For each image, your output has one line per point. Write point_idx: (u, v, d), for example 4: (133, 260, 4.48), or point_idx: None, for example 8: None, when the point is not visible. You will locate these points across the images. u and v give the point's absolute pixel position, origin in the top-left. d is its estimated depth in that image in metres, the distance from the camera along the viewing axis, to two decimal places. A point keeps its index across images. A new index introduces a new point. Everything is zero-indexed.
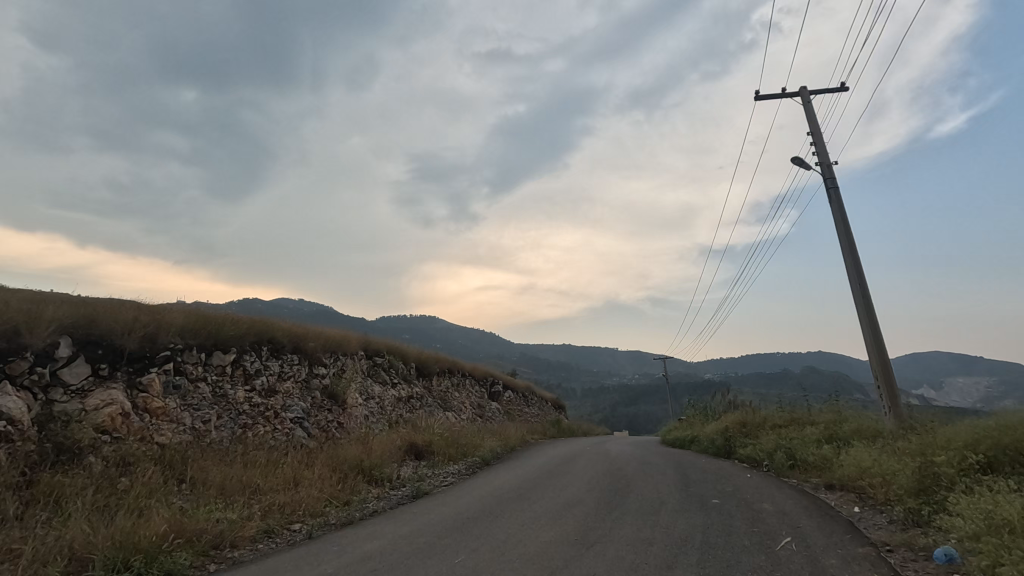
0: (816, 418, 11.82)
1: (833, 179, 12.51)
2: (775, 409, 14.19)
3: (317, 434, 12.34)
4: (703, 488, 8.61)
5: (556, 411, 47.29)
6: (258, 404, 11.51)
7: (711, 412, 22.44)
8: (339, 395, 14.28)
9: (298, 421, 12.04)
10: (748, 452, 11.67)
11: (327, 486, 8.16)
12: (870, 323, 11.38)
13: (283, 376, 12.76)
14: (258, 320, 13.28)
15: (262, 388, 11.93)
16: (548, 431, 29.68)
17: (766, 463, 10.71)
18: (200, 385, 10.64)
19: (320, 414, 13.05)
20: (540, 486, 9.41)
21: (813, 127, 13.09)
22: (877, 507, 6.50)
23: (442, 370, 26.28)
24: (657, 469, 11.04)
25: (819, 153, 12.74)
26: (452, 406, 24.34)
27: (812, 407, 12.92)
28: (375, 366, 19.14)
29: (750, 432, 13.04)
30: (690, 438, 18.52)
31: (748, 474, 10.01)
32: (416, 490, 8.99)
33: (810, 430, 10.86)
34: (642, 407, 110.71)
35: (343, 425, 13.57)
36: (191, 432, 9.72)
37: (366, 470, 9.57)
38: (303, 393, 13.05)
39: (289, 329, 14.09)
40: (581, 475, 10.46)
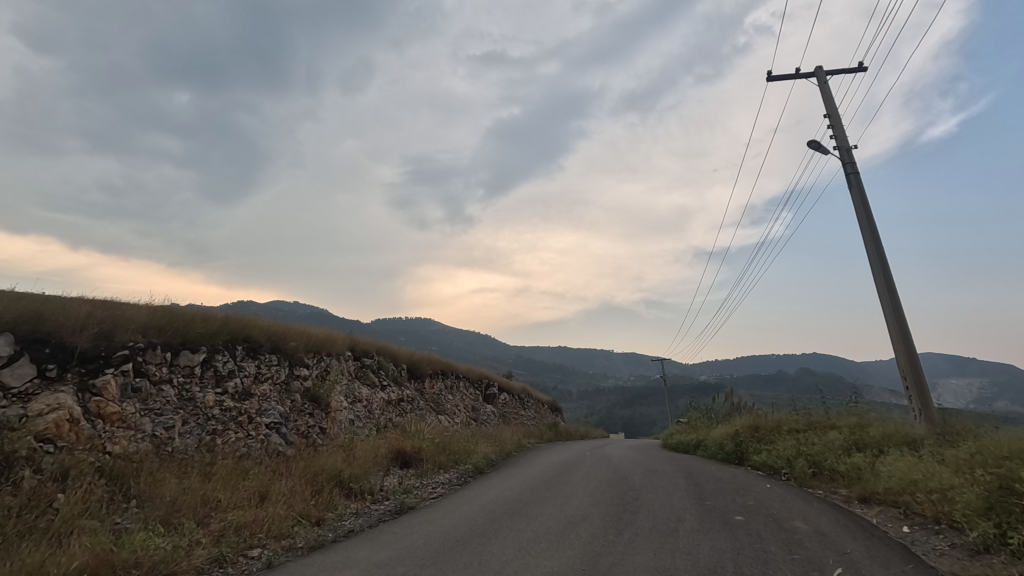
0: (837, 421, 10.95)
1: (853, 164, 11.63)
2: (789, 411, 13.30)
3: (297, 441, 11.35)
4: (723, 502, 7.68)
5: (552, 413, 46.32)
6: (231, 408, 10.54)
7: (714, 415, 21.54)
8: (321, 398, 13.29)
9: (275, 426, 11.07)
10: (765, 459, 10.79)
11: (298, 502, 7.19)
12: (897, 319, 10.49)
13: (259, 378, 11.77)
14: (232, 317, 12.31)
15: (236, 391, 10.94)
16: (546, 436, 28.70)
17: (785, 471, 9.85)
18: (164, 388, 9.65)
19: (300, 418, 12.07)
20: (538, 499, 8.45)
21: (830, 109, 12.20)
22: (931, 528, 5.62)
23: (434, 372, 25.28)
24: (665, 478, 10.10)
25: (837, 136, 11.88)
26: (445, 409, 23.37)
27: (831, 410, 12.04)
28: (363, 368, 18.16)
29: (765, 437, 12.17)
30: (695, 443, 17.60)
31: (767, 484, 9.10)
32: (399, 506, 8.02)
33: (833, 436, 9.98)
34: (639, 409, 109.90)
35: (325, 431, 12.61)
36: (151, 440, 8.73)
37: (345, 482, 8.61)
38: (282, 397, 12.08)
39: (266, 328, 13.11)
40: (583, 485, 9.52)
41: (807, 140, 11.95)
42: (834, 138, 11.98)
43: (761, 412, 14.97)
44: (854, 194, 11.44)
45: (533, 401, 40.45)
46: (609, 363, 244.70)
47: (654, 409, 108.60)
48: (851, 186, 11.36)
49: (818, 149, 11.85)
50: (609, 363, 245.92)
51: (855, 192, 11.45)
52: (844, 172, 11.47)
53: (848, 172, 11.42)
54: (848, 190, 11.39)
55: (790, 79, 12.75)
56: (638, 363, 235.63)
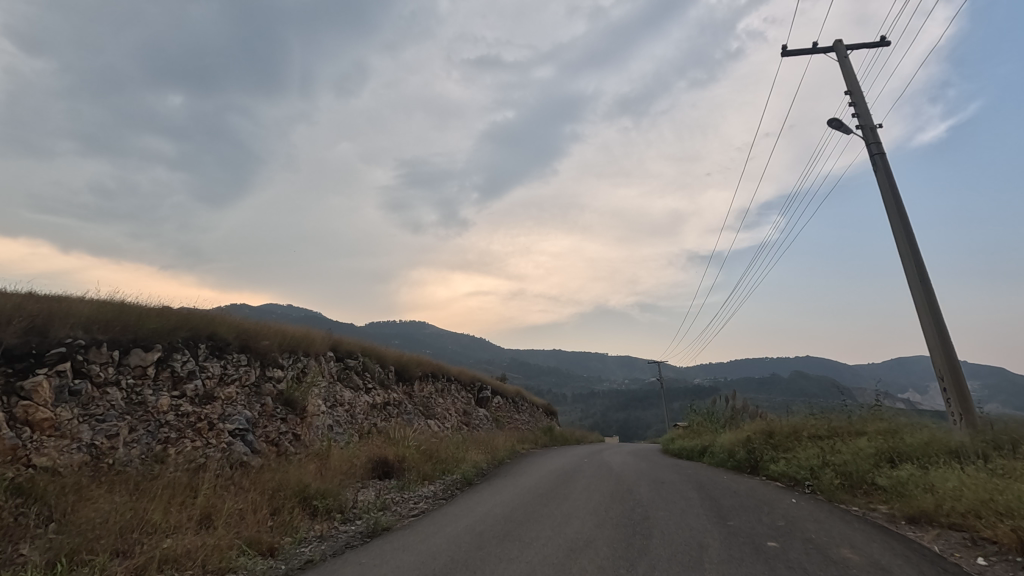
0: (863, 427, 9.91)
1: (878, 144, 10.56)
2: (806, 415, 12.25)
3: (265, 450, 10.20)
4: (748, 523, 6.61)
5: (546, 417, 45.30)
6: (189, 413, 9.39)
7: (718, 419, 20.53)
8: (296, 402, 12.15)
9: (240, 433, 9.90)
10: (785, 469, 9.75)
11: (250, 525, 6.09)
12: (932, 315, 9.45)
13: (224, 380, 10.63)
14: (195, 314, 11.15)
15: (196, 394, 9.78)
16: (541, 441, 27.62)
17: (810, 483, 8.81)
18: (110, 391, 8.52)
19: (270, 424, 10.92)
20: (533, 518, 7.35)
21: (851, 86, 11.12)
22: (1016, 561, 4.60)
23: (424, 374, 24.14)
24: (675, 492, 9.01)
25: (860, 114, 10.83)
26: (434, 414, 22.24)
27: (854, 415, 10.99)
28: (346, 370, 17.02)
29: (781, 443, 11.12)
30: (700, 449, 16.55)
31: (792, 499, 8.05)
32: (372, 527, 6.90)
33: (863, 443, 8.95)
34: (634, 412, 108.92)
35: (298, 438, 11.47)
36: (88, 451, 7.59)
37: (311, 499, 7.49)
38: (250, 400, 10.92)
39: (234, 326, 11.95)
40: (584, 501, 8.41)
41: (827, 119, 10.87)
42: (856, 116, 10.90)
43: (773, 416, 13.92)
44: (880, 177, 10.38)
45: (527, 405, 39.38)
46: (604, 366, 243.78)
47: (649, 412, 107.69)
48: (876, 167, 10.31)
49: (839, 128, 10.78)
50: (604, 366, 245.07)
51: (882, 174, 10.39)
52: (869, 153, 10.40)
53: (874, 152, 10.37)
54: (873, 172, 10.32)
55: (807, 53, 11.66)
56: (633, 366, 234.76)
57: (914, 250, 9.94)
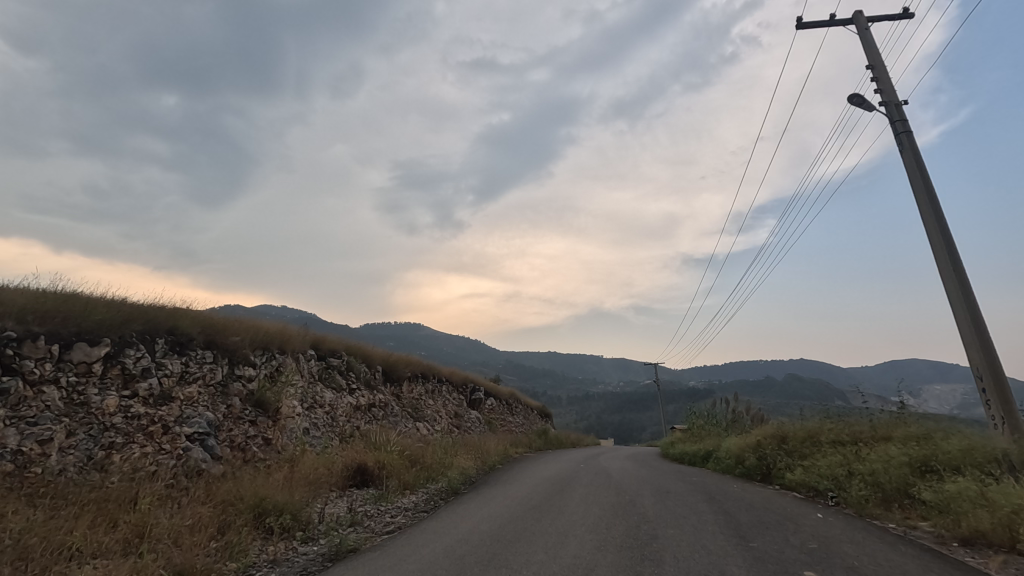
0: (889, 432, 9.00)
1: (904, 121, 9.62)
2: (821, 418, 11.34)
3: (227, 456, 9.20)
4: (773, 546, 5.67)
5: (541, 419, 44.36)
6: (139, 415, 8.38)
7: (722, 422, 19.55)
8: (267, 404, 11.13)
9: (200, 438, 8.90)
10: (804, 478, 8.83)
11: (186, 550, 5.12)
12: (969, 309, 8.52)
13: (185, 378, 9.62)
14: (154, 307, 10.16)
15: (150, 394, 8.79)
16: (535, 444, 26.66)
17: (836, 495, 7.90)
18: (45, 390, 7.52)
19: (237, 428, 9.93)
20: (524, 537, 6.38)
21: (873, 60, 10.18)
22: None
23: (413, 374, 23.14)
24: (684, 505, 8.07)
25: (884, 89, 9.90)
26: (424, 416, 21.26)
27: (876, 418, 10.09)
28: (328, 370, 16.04)
29: (796, 450, 10.21)
30: (704, 454, 15.62)
31: (817, 514, 7.12)
32: (336, 548, 5.93)
33: (894, 450, 8.01)
34: (630, 415, 107.98)
35: (269, 443, 10.47)
36: (12, 459, 6.59)
37: (267, 514, 6.48)
38: (214, 401, 9.92)
39: (198, 320, 10.96)
40: (581, 517, 7.44)
41: (847, 95, 9.92)
42: (879, 92, 9.97)
43: (784, 419, 13.00)
44: (907, 158, 9.43)
45: (522, 407, 38.38)
46: (599, 369, 242.95)
47: (645, 415, 106.88)
48: (903, 148, 9.37)
49: (861, 104, 9.84)
50: (599, 368, 244.29)
51: (909, 154, 9.45)
52: (894, 131, 9.46)
53: (899, 131, 9.44)
54: (900, 152, 9.38)
55: (824, 25, 10.73)
56: (629, 369, 234.03)
57: (946, 237, 9.00)
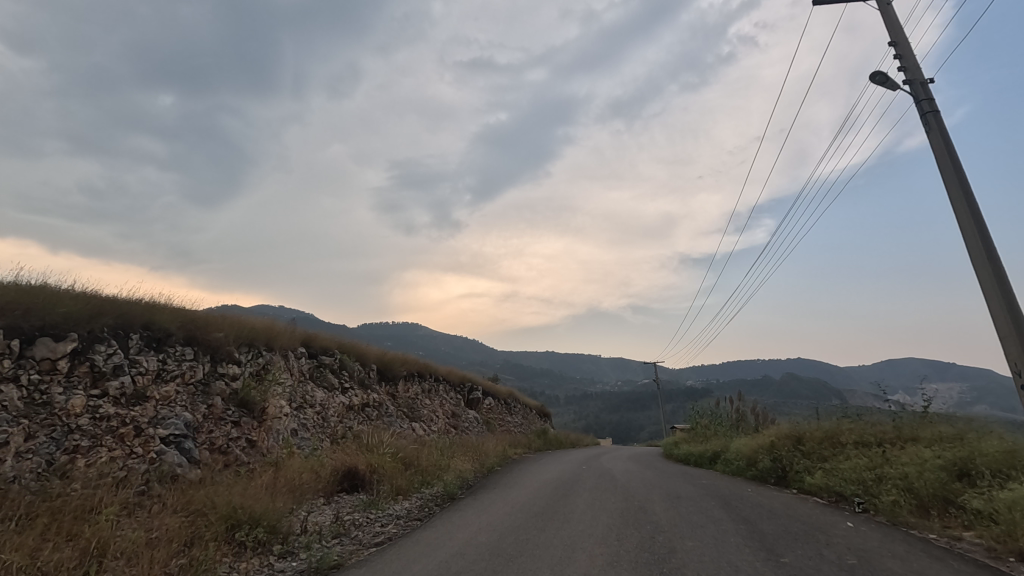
0: (918, 433, 8.40)
1: (931, 100, 9.00)
2: (840, 417, 10.73)
3: (206, 460, 8.56)
4: (808, 562, 5.03)
5: (540, 419, 43.75)
6: (109, 416, 7.73)
7: (728, 423, 18.91)
8: (252, 404, 10.49)
9: (176, 441, 8.25)
10: (828, 483, 8.23)
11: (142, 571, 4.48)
12: (1004, 300, 7.91)
13: (162, 377, 8.98)
14: (129, 301, 9.52)
15: (122, 393, 8.14)
16: (535, 445, 26.04)
17: (864, 502, 7.28)
18: (2, 389, 6.86)
19: (218, 429, 9.29)
20: (527, 551, 5.73)
21: (896, 36, 9.56)
22: None
23: (409, 374, 22.49)
24: (699, 512, 7.45)
25: (908, 66, 9.28)
26: (420, 417, 20.61)
27: (901, 418, 9.46)
28: (319, 369, 15.39)
29: (815, 451, 9.60)
30: (712, 455, 15.00)
31: (847, 523, 6.50)
32: (316, 564, 5.29)
33: (927, 453, 7.39)
34: (629, 414, 107.39)
35: (253, 446, 9.84)
36: None
37: (241, 526, 5.85)
38: (194, 401, 9.27)
39: (177, 314, 10.32)
40: (588, 527, 6.81)
41: (868, 73, 9.29)
42: (902, 70, 9.35)
43: (797, 418, 12.40)
44: (934, 139, 8.81)
45: (521, 407, 37.78)
46: (597, 368, 242.39)
47: (644, 414, 106.29)
48: (931, 128, 8.76)
49: (884, 83, 9.22)
50: (597, 367, 243.69)
51: (936, 135, 8.83)
52: (920, 111, 8.86)
53: (926, 110, 8.83)
54: (926, 133, 8.77)
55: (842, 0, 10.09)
56: (627, 368, 233.43)
57: (978, 224, 8.38)
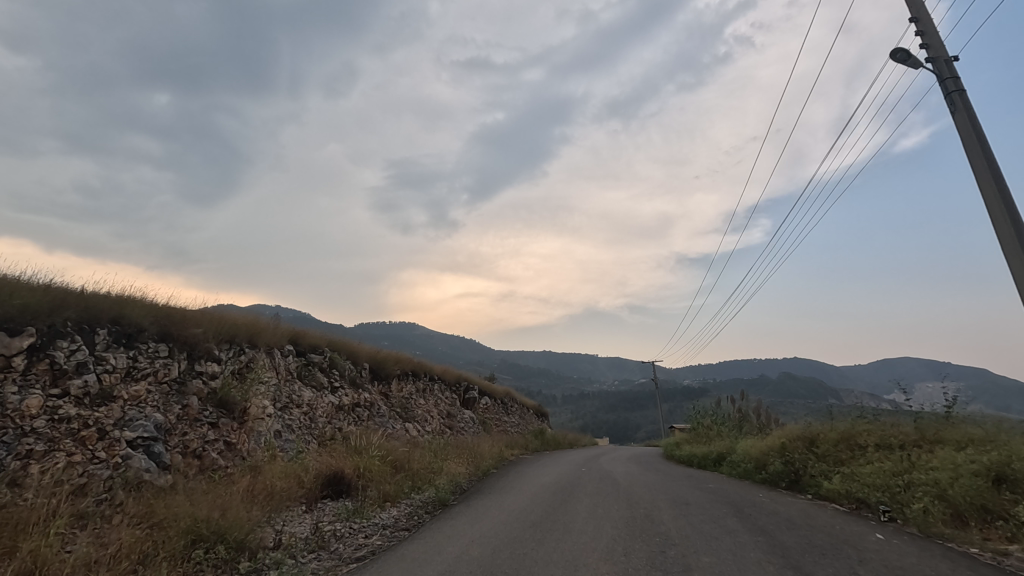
0: (945, 435, 7.82)
1: (956, 79, 8.46)
2: (855, 417, 10.16)
3: (178, 465, 7.94)
4: None
5: (538, 419, 43.14)
6: (69, 418, 7.10)
7: (732, 423, 18.33)
8: (232, 404, 9.87)
9: (145, 444, 7.63)
10: (849, 489, 7.64)
11: None
12: None
13: (132, 375, 8.35)
14: (97, 294, 8.90)
15: (86, 393, 7.51)
16: (532, 446, 25.45)
17: (891, 510, 6.71)
18: None
19: (192, 431, 8.67)
20: (525, 568, 5.14)
21: (918, 11, 9.01)
22: None
23: (403, 372, 21.88)
24: (711, 522, 6.86)
25: (931, 43, 8.73)
26: (414, 417, 20.02)
27: (924, 419, 8.88)
28: (307, 367, 14.78)
29: (832, 454, 9.02)
30: (717, 457, 14.42)
31: (877, 535, 5.91)
32: None
33: (958, 456, 6.83)
34: (626, 414, 106.85)
35: (231, 449, 9.22)
36: None
37: (205, 542, 5.24)
38: (167, 402, 8.64)
39: (151, 309, 9.70)
40: (591, 539, 6.21)
41: (890, 50, 8.72)
42: (925, 47, 8.80)
43: (807, 419, 11.83)
44: (961, 120, 8.27)
45: (518, 406, 37.18)
46: (594, 367, 241.97)
47: (641, 414, 105.84)
48: (958, 108, 8.22)
49: (907, 60, 8.66)
50: (595, 367, 243.29)
51: (963, 116, 8.28)
52: (946, 90, 8.33)
53: (952, 89, 8.29)
54: (953, 113, 8.23)
55: None
56: (624, 368, 233.02)
57: (1010, 211, 7.84)
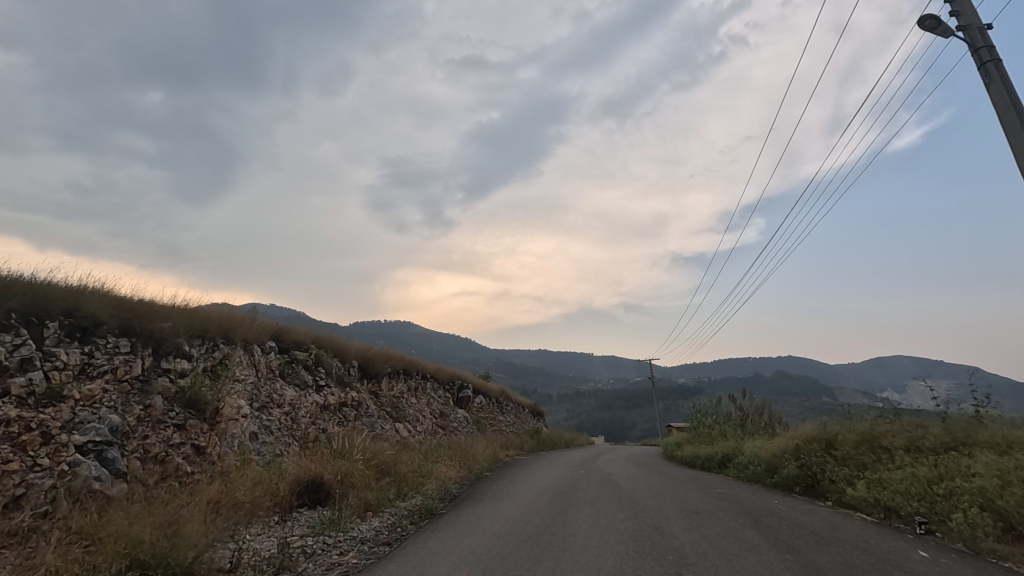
0: (981, 437, 7.11)
1: (991, 48, 7.77)
2: (875, 417, 9.45)
3: (135, 472, 7.16)
4: None
5: (533, 418, 42.42)
6: (8, 421, 6.31)
7: (736, 423, 17.63)
8: (202, 404, 9.10)
9: (97, 449, 6.85)
10: (877, 497, 6.92)
11: None
12: None
13: (86, 373, 7.57)
14: (50, 284, 8.12)
15: (30, 392, 6.73)
16: (527, 446, 24.70)
17: (929, 523, 5.99)
18: None
19: (154, 434, 7.89)
20: None
21: None
22: None
23: (394, 370, 21.11)
24: (727, 535, 6.13)
25: (963, 9, 8.03)
26: (405, 417, 19.26)
27: (953, 420, 8.16)
28: (290, 365, 14.02)
29: (853, 458, 8.31)
30: (721, 459, 13.71)
31: (920, 554, 5.19)
32: None
33: (1003, 462, 6.12)
34: (622, 412, 106.29)
35: (198, 453, 8.45)
36: None
37: (145, 569, 4.47)
38: (126, 402, 7.86)
39: (112, 301, 8.93)
40: (594, 557, 5.46)
41: (918, 17, 8.01)
42: (955, 14, 8.10)
43: (820, 418, 11.13)
44: (997, 92, 7.57)
45: (512, 405, 36.42)
46: (590, 366, 241.57)
47: (637, 412, 105.28)
48: (993, 79, 7.52)
49: (937, 28, 7.95)
50: (590, 366, 242.94)
51: (999, 88, 7.59)
52: (980, 60, 7.64)
53: (987, 58, 7.60)
54: (989, 85, 7.53)
55: None
56: (620, 367, 232.63)
57: None
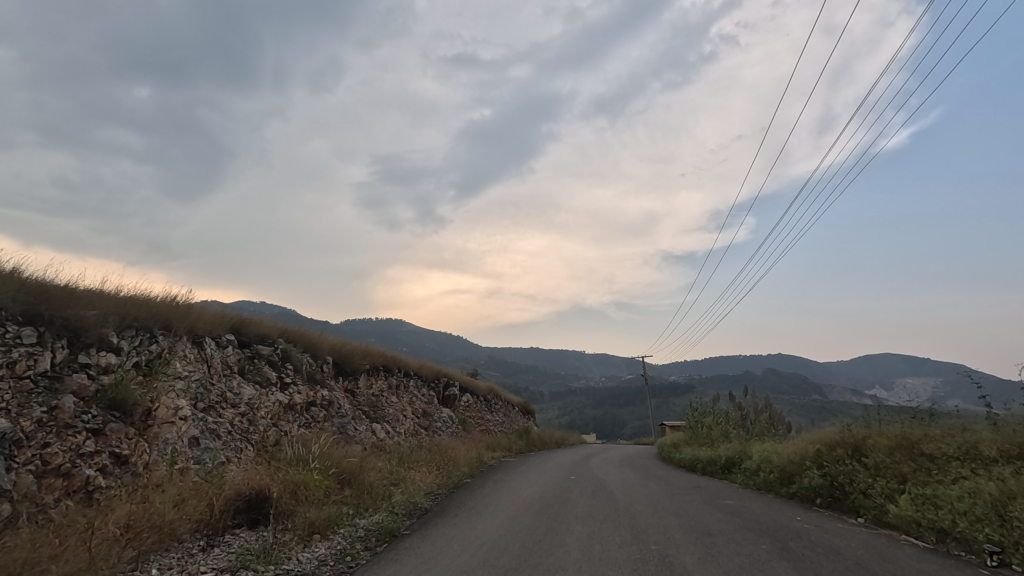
0: None
1: None
2: (906, 419, 8.23)
3: (23, 489, 5.85)
4: None
5: (523, 417, 41.27)
6: None
7: (739, 424, 16.42)
8: (128, 406, 7.77)
9: None
10: (928, 517, 5.71)
11: None
12: None
13: None
14: None
15: None
16: (515, 447, 23.43)
17: (1005, 554, 4.78)
18: None
19: (59, 442, 6.57)
20: None
21: None
22: None
23: (373, 368, 19.82)
24: (751, 568, 4.89)
25: None
26: (384, 417, 17.96)
27: (1004, 422, 6.96)
28: (251, 360, 12.68)
29: (888, 467, 7.10)
30: (726, 464, 12.47)
31: None
32: None
33: None
34: (614, 410, 105.28)
35: (118, 463, 7.11)
36: None
37: None
38: (25, 404, 6.55)
39: (17, 285, 7.63)
40: None
41: None
42: None
43: (839, 420, 9.91)
44: None
45: (502, 404, 35.15)
46: (582, 364, 240.67)
47: (629, 411, 104.29)
48: None
49: None
50: (582, 364, 241.98)
51: None
52: None
53: None
54: None
55: None
56: (612, 364, 231.94)
57: None
